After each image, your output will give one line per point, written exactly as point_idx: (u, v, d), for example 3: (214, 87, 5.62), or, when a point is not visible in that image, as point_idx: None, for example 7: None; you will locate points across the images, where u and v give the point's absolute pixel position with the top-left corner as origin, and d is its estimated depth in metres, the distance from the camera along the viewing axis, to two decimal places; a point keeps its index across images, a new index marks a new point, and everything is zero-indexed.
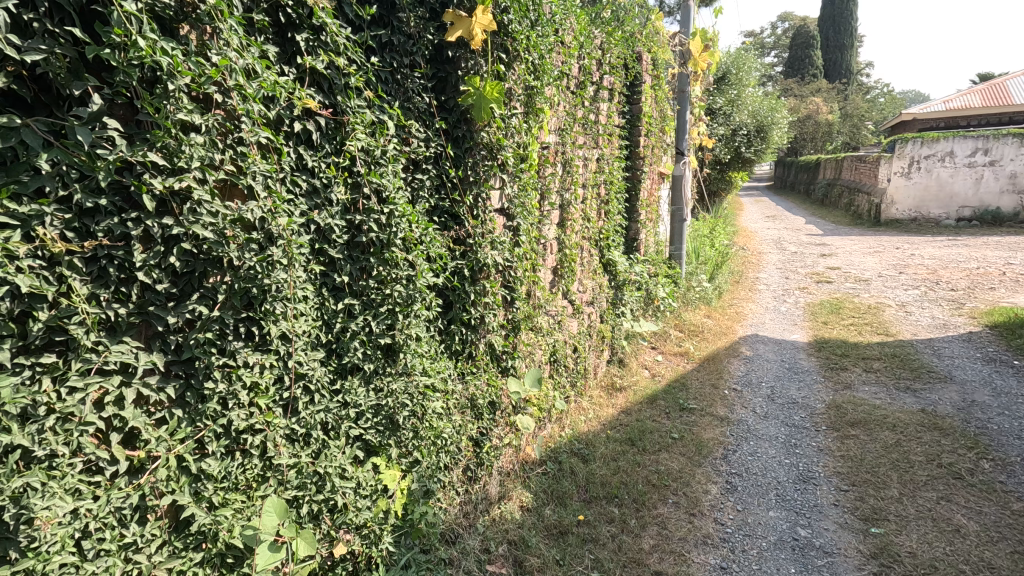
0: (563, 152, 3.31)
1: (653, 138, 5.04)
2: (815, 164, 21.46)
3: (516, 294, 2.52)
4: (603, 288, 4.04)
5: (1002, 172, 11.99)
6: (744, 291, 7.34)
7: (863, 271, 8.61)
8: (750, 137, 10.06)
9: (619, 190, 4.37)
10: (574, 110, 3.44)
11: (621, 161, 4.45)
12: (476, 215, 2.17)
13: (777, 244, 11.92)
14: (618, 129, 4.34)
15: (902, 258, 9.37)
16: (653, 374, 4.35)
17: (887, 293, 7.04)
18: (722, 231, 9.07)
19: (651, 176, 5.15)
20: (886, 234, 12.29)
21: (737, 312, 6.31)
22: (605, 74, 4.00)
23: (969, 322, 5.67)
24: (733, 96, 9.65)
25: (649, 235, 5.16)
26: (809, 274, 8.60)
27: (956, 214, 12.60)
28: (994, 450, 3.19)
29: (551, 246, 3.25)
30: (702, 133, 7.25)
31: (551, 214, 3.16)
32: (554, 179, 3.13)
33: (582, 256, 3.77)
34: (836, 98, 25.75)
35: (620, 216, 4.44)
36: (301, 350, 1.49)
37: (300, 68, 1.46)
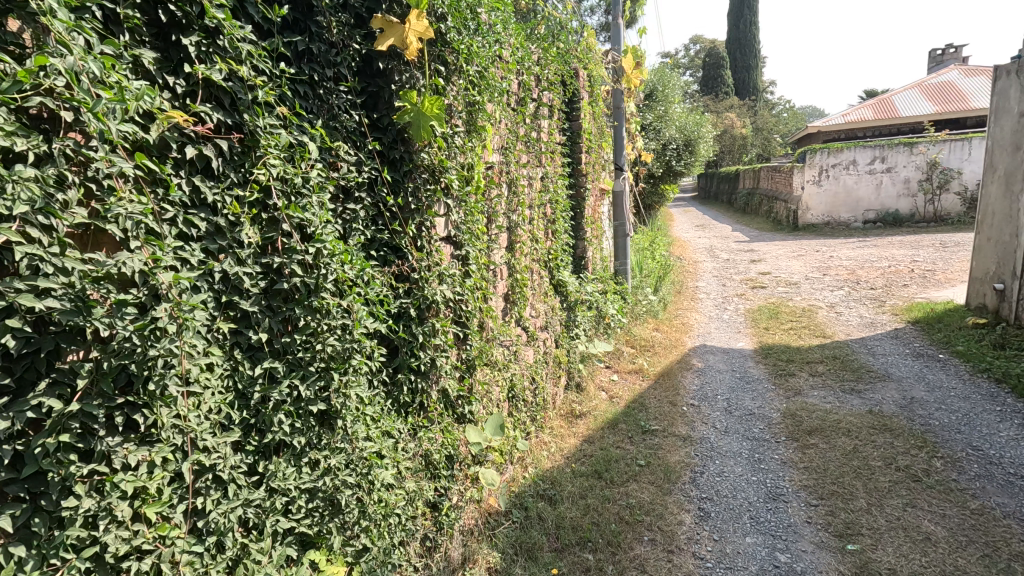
0: (508, 171, 3.13)
1: (593, 154, 5.00)
2: (735, 175, 22.83)
3: (469, 330, 2.28)
4: (556, 311, 3.87)
5: (898, 177, 13.19)
6: (686, 302, 7.47)
7: (791, 275, 9.06)
8: (679, 151, 10.44)
9: (565, 208, 4.25)
10: (516, 128, 3.29)
11: (565, 179, 4.34)
12: (419, 247, 1.91)
13: (710, 252, 12.41)
14: (559, 147, 4.23)
15: (823, 261, 9.99)
16: (611, 396, 4.21)
17: (816, 295, 7.40)
18: (660, 243, 9.28)
19: (594, 193, 5.09)
20: (805, 238, 13.12)
21: (683, 324, 6.37)
22: (544, 91, 3.90)
23: (893, 318, 6.02)
24: (660, 113, 10.01)
25: (595, 252, 5.08)
26: (743, 280, 8.94)
27: (862, 217, 13.69)
28: (942, 447, 3.28)
29: (501, 271, 3.04)
30: (637, 148, 7.39)
31: (500, 238, 2.96)
32: (500, 201, 2.93)
33: (533, 278, 3.59)
34: (748, 114, 27.70)
35: (567, 235, 4.31)
36: (207, 434, 1.18)
37: (191, 80, 1.17)
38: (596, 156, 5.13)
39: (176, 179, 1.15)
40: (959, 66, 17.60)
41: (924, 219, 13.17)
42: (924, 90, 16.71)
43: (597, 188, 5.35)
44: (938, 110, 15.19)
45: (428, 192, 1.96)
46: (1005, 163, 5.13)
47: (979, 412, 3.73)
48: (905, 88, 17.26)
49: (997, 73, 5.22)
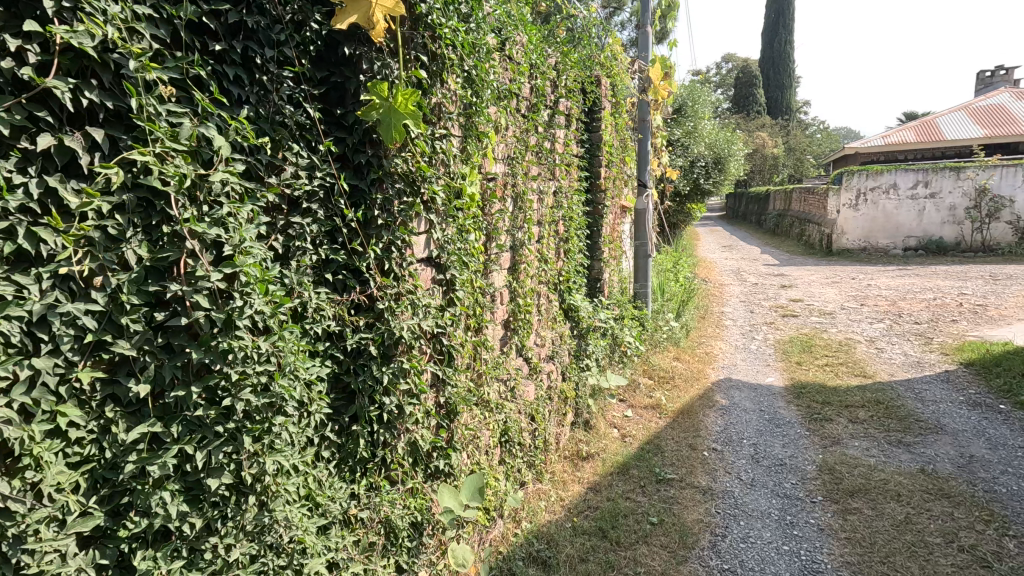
0: (514, 184, 2.81)
1: (615, 169, 4.64)
2: (765, 196, 22.12)
3: (451, 368, 1.94)
4: (565, 339, 3.51)
5: (943, 203, 12.43)
6: (710, 329, 7.00)
7: (825, 303, 8.48)
8: (708, 168, 10.00)
9: (580, 226, 3.90)
10: (526, 136, 2.97)
11: (581, 194, 3.99)
12: (387, 271, 1.59)
13: (737, 275, 11.83)
14: (576, 159, 3.89)
15: (861, 289, 9.36)
16: (623, 435, 3.81)
17: (853, 328, 6.85)
18: (684, 264, 8.82)
19: (614, 211, 4.72)
20: (840, 264, 12.43)
21: (706, 354, 5.91)
22: (562, 98, 3.58)
23: (943, 359, 5.45)
24: (689, 128, 9.61)
25: (613, 274, 4.71)
26: (773, 307, 8.40)
27: (903, 244, 12.94)
28: (1013, 523, 2.78)
29: (501, 296, 2.70)
30: (663, 164, 7.00)
31: (500, 259, 2.63)
32: (502, 217, 2.60)
33: (540, 303, 3.24)
34: (780, 133, 27.00)
35: (581, 255, 3.96)
36: (41, 525, 0.89)
37: (47, 45, 0.87)
38: (617, 171, 4.77)
39: (21, 178, 0.86)
40: (1009, 89, 16.72)
41: (970, 248, 12.37)
42: (972, 112, 15.87)
43: (618, 205, 4.98)
44: (987, 134, 14.37)
45: (403, 205, 1.64)
46: None
47: None
48: (951, 111, 16.45)
49: None
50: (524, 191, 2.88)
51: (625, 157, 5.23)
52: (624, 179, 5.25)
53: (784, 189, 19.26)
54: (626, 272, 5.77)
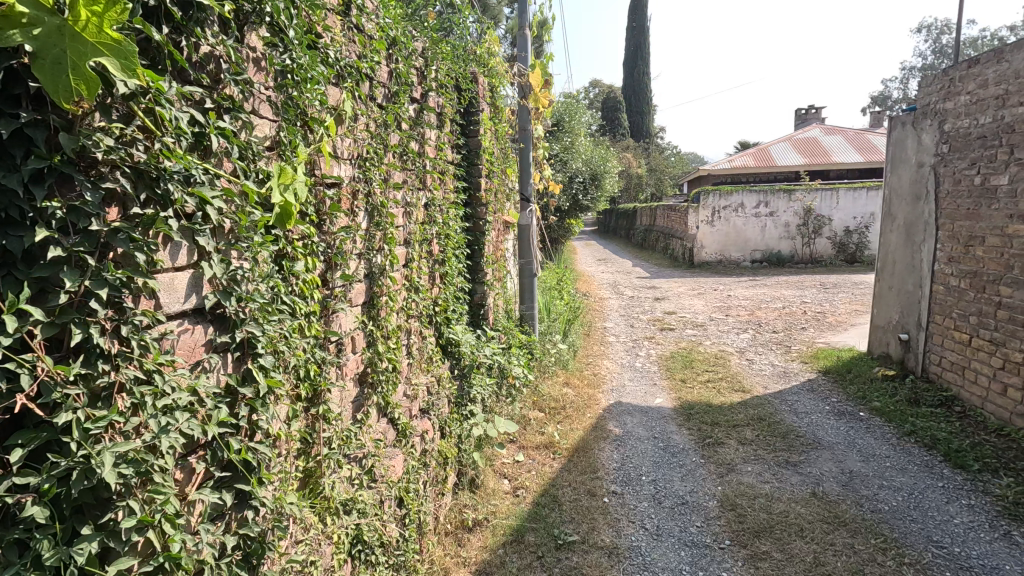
0: (367, 191, 2.13)
1: (495, 179, 4.16)
2: (633, 212, 23.67)
3: (251, 484, 1.19)
4: (442, 383, 2.89)
5: (779, 221, 14.10)
6: (596, 348, 6.83)
7: (695, 315, 8.90)
8: (585, 184, 10.12)
9: (457, 242, 3.30)
10: (385, 132, 2.31)
11: (458, 208, 3.41)
12: (81, 352, 0.82)
13: (614, 288, 12.18)
14: (452, 167, 3.31)
15: (724, 301, 10.05)
16: (515, 488, 3.27)
17: (724, 339, 7.15)
18: (568, 280, 8.72)
19: (496, 228, 4.22)
20: (702, 276, 13.44)
21: (595, 376, 5.65)
22: (431, 93, 2.99)
23: (804, 367, 5.79)
24: (567, 144, 9.66)
25: (497, 298, 4.19)
26: (651, 321, 8.59)
27: (750, 257, 14.41)
28: (906, 548, 2.73)
29: (350, 342, 1.99)
30: (545, 178, 6.75)
31: (346, 293, 1.92)
32: (347, 236, 1.91)
33: (407, 342, 2.57)
34: (643, 155, 29.34)
35: (459, 278, 3.36)
36: None
37: None
38: (498, 183, 4.29)
39: None
40: (820, 125, 19.79)
41: (802, 260, 14.15)
42: (794, 143, 18.44)
43: (500, 219, 4.48)
44: (807, 162, 16.74)
45: (128, 220, 0.91)
46: (903, 213, 5.04)
47: (923, 490, 3.30)
48: (779, 140, 18.96)
49: (892, 123, 5.18)
50: (381, 201, 2.21)
51: (506, 168, 4.78)
52: (505, 192, 4.79)
53: (649, 206, 20.71)
54: (511, 293, 5.33)
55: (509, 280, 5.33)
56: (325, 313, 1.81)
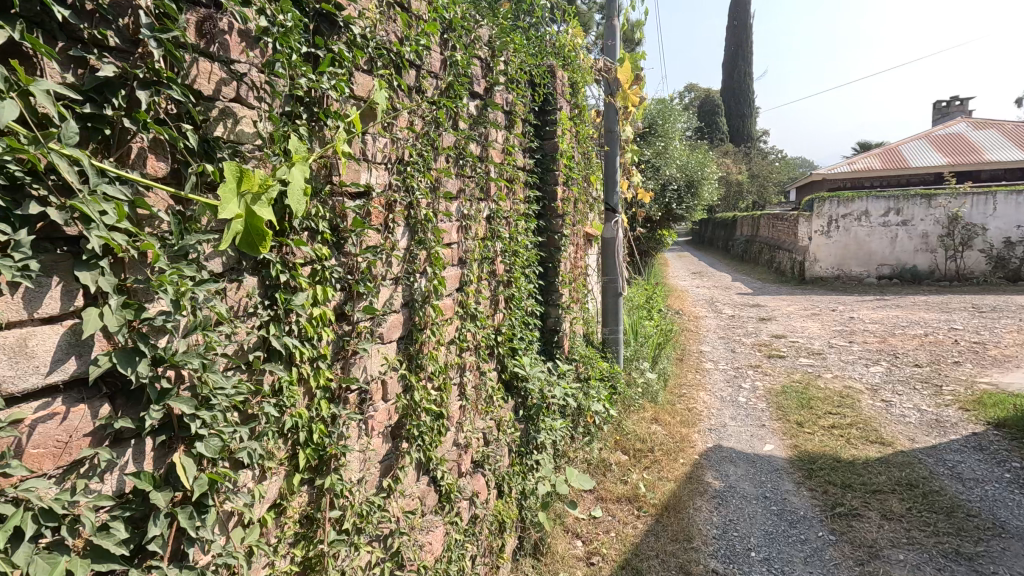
0: (407, 202, 1.75)
1: (576, 189, 3.67)
2: (732, 222, 21.84)
3: None
4: (502, 427, 2.44)
5: (915, 231, 12.10)
6: (691, 377, 6.02)
7: (810, 340, 7.71)
8: (680, 192, 9.26)
9: (526, 261, 2.87)
10: (436, 132, 1.93)
11: (528, 222, 2.97)
12: None
13: (711, 306, 11.07)
14: (523, 174, 2.89)
15: (845, 324, 8.67)
16: (589, 555, 2.73)
17: (849, 372, 6.01)
18: (658, 297, 7.94)
19: (576, 243, 3.72)
20: (817, 294, 11.84)
21: (689, 412, 4.91)
22: (499, 89, 2.60)
23: (963, 415, 4.62)
24: (660, 148, 8.93)
25: (574, 323, 3.67)
26: (755, 346, 7.55)
27: (877, 272, 12.50)
28: None
29: (378, 389, 1.62)
30: (634, 185, 6.13)
31: (371, 330, 1.55)
32: (374, 259, 1.53)
33: (459, 381, 2.17)
34: (743, 160, 27.20)
35: (528, 301, 2.92)
36: None
37: None
38: (579, 192, 3.80)
39: None
40: (966, 119, 16.95)
41: (945, 277, 12.01)
42: (932, 140, 15.93)
43: (581, 232, 3.99)
44: (950, 162, 14.34)
45: None
46: None
47: None
48: (912, 138, 16.51)
49: None
50: (426, 215, 1.82)
51: (588, 176, 4.27)
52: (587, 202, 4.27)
53: (752, 215, 18.94)
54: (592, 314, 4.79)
55: (591, 299, 4.78)
56: (340, 356, 1.44)
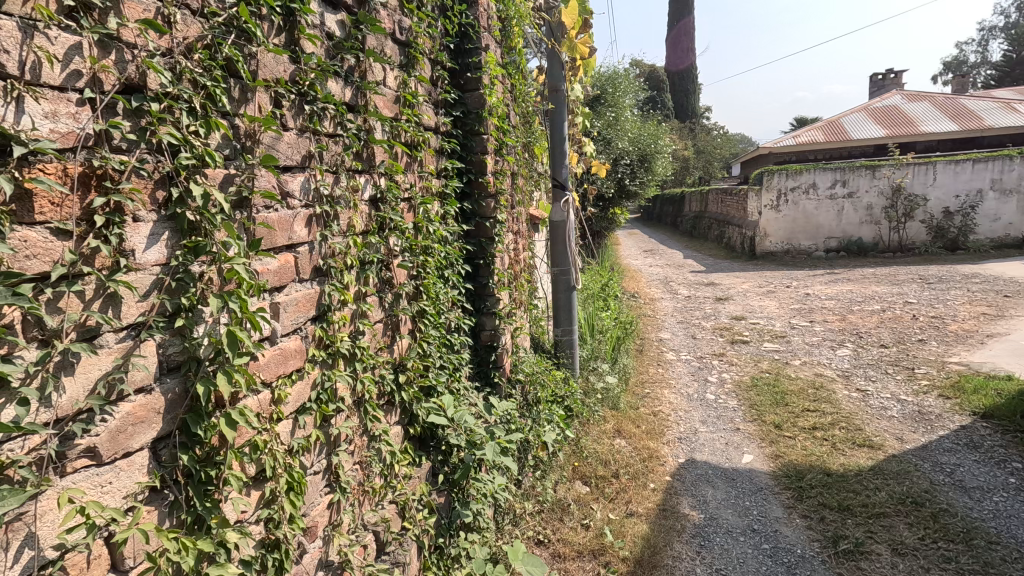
0: (159, 175, 0.92)
1: (515, 161, 2.87)
2: (680, 199, 21.74)
3: None
4: (407, 512, 1.66)
5: (860, 203, 12.12)
6: (654, 372, 5.43)
7: (770, 321, 7.35)
8: (633, 167, 8.64)
9: (441, 261, 2.06)
10: (239, 46, 1.08)
11: (444, 205, 2.15)
12: None
13: (666, 286, 10.66)
14: (433, 138, 2.05)
15: (802, 301, 8.42)
16: None
17: (817, 358, 5.62)
18: (613, 282, 7.34)
19: (518, 229, 2.93)
20: (769, 270, 11.68)
21: (654, 418, 4.29)
22: (387, 3, 1.73)
23: (945, 403, 4.25)
24: (611, 119, 8.24)
25: (518, 332, 2.90)
26: (716, 330, 7.09)
27: (824, 245, 12.50)
28: None
29: (97, 558, 0.85)
30: (585, 159, 5.41)
31: (39, 454, 0.76)
32: (22, 301, 0.72)
33: (320, 468, 1.35)
34: (689, 135, 27.20)
35: (445, 316, 2.11)
36: None
37: None
38: (519, 164, 3.00)
39: None
40: (900, 92, 17.32)
41: (889, 248, 12.15)
42: (870, 112, 16.12)
43: (524, 215, 3.20)
44: (889, 133, 14.51)
45: None
46: None
47: None
48: (851, 110, 16.66)
49: None
50: (204, 199, 0.98)
51: (529, 146, 3.48)
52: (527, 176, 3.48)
53: (700, 190, 18.78)
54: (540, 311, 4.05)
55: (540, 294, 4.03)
56: None
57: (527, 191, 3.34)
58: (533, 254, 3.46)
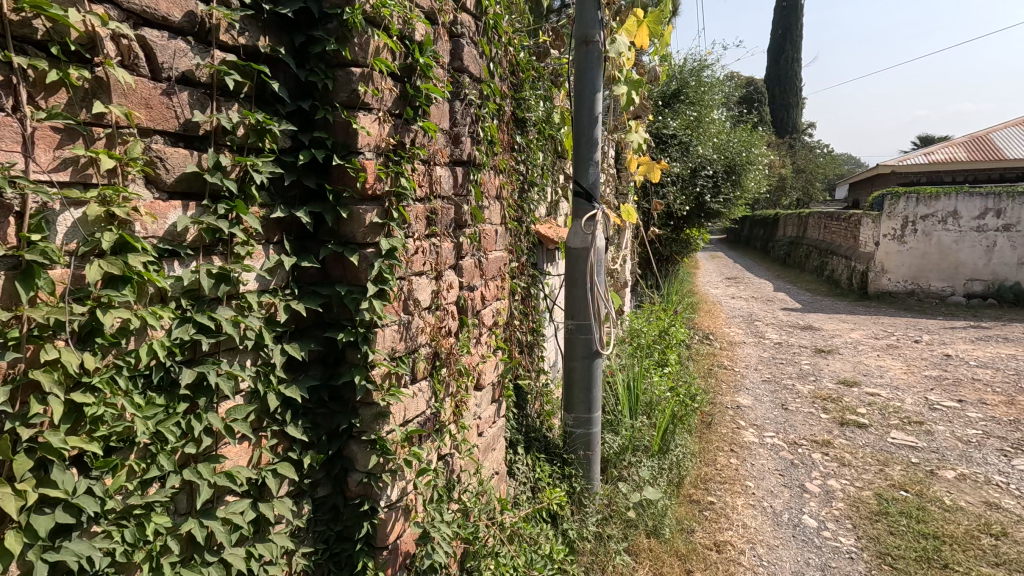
0: None
1: (477, 142, 1.62)
2: (773, 221, 19.18)
3: None
4: None
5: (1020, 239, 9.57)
6: (724, 465, 3.84)
7: (897, 396, 5.44)
8: (716, 180, 6.96)
9: (149, 356, 0.91)
10: None
11: (207, 211, 0.99)
12: None
13: (751, 327, 8.76)
14: (175, 47, 0.94)
15: (940, 367, 6.34)
16: None
17: (984, 472, 3.77)
18: (678, 323, 5.78)
19: (478, 264, 1.64)
20: (889, 316, 9.37)
21: (717, 558, 2.77)
22: None
23: None
24: (691, 119, 6.65)
25: (459, 453, 1.59)
26: (818, 401, 5.29)
27: (964, 289, 10.02)
28: None
29: None
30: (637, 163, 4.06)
31: None
32: None
33: None
34: (787, 152, 24.32)
35: (171, 486, 0.96)
36: None
37: None
38: (490, 150, 1.72)
39: None
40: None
41: None
42: None
43: (505, 236, 1.93)
44: None
45: None
46: None
47: None
48: (1002, 126, 13.63)
49: None
50: None
51: (524, 130, 2.22)
52: (518, 177, 2.20)
53: (799, 212, 16.27)
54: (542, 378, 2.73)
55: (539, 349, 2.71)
56: None
57: (513, 195, 2.06)
58: (517, 299, 2.18)
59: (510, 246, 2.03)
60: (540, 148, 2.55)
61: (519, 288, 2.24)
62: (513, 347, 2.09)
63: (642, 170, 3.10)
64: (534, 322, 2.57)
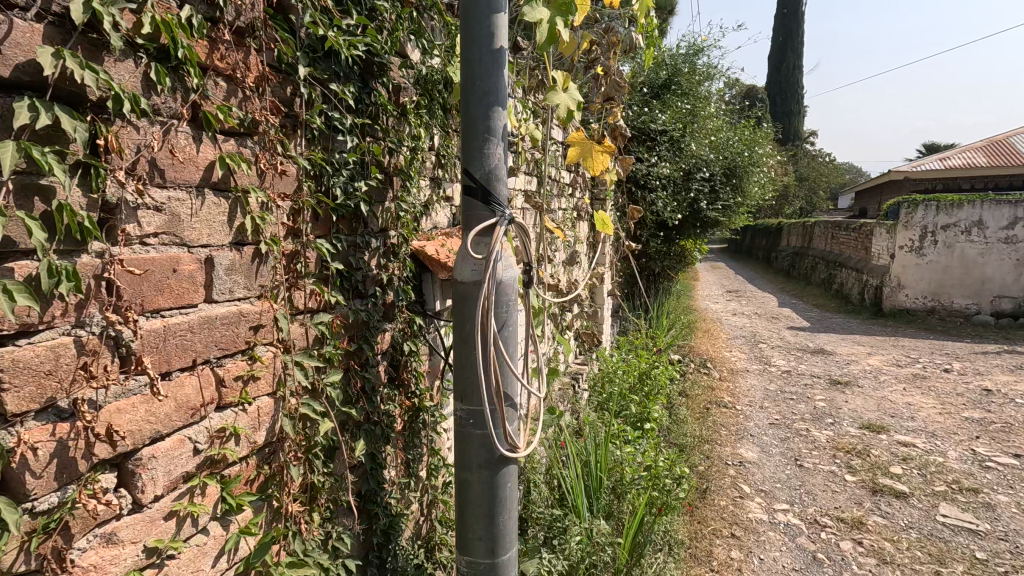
0: None
1: (76, 35, 0.80)
2: (777, 230, 18.21)
3: None
4: None
5: None
6: (723, 565, 2.82)
7: (937, 447, 4.44)
8: (712, 184, 5.99)
9: None
10: None
11: None
12: None
13: (755, 351, 7.75)
14: None
15: (983, 407, 5.33)
16: None
17: None
18: (665, 355, 4.80)
19: (115, 342, 0.87)
20: (908, 337, 8.39)
21: None
22: None
23: None
24: (684, 112, 5.69)
25: None
26: (839, 455, 4.27)
27: (991, 307, 9.02)
28: None
29: None
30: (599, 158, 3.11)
31: None
32: None
33: None
34: (790, 159, 23.35)
35: None
36: None
37: None
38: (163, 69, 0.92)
39: None
40: None
41: None
42: None
43: (243, 276, 1.10)
44: None
45: None
46: None
47: None
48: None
49: None
50: None
51: (349, 76, 1.32)
52: (332, 156, 1.28)
53: (805, 221, 15.28)
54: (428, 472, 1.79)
55: (423, 438, 1.74)
56: None
57: (294, 193, 1.19)
58: (318, 378, 1.25)
59: (271, 287, 1.17)
60: (414, 119, 1.63)
61: (339, 352, 1.32)
62: (291, 477, 1.20)
63: (571, 154, 2.00)
64: (401, 394, 1.63)
